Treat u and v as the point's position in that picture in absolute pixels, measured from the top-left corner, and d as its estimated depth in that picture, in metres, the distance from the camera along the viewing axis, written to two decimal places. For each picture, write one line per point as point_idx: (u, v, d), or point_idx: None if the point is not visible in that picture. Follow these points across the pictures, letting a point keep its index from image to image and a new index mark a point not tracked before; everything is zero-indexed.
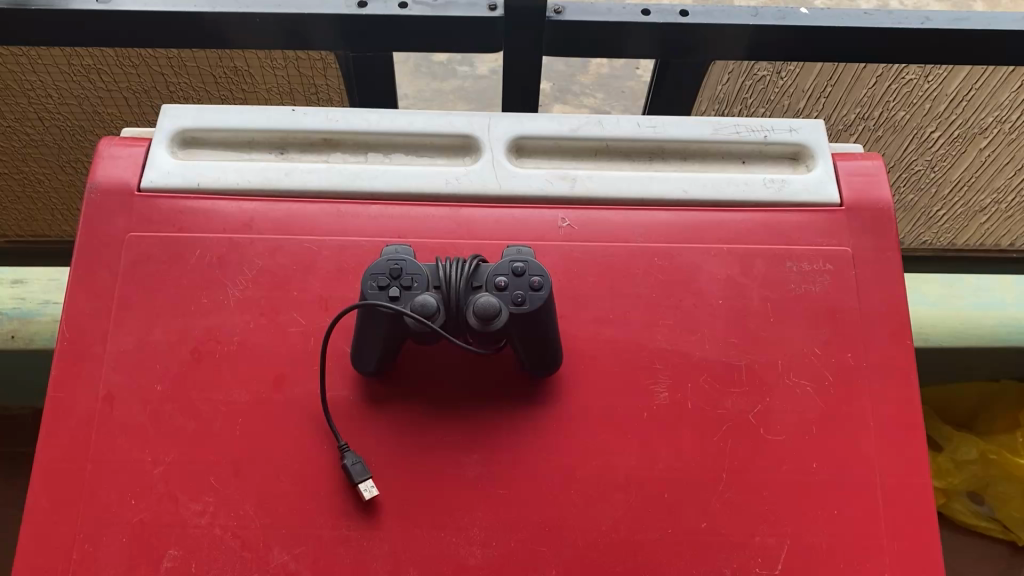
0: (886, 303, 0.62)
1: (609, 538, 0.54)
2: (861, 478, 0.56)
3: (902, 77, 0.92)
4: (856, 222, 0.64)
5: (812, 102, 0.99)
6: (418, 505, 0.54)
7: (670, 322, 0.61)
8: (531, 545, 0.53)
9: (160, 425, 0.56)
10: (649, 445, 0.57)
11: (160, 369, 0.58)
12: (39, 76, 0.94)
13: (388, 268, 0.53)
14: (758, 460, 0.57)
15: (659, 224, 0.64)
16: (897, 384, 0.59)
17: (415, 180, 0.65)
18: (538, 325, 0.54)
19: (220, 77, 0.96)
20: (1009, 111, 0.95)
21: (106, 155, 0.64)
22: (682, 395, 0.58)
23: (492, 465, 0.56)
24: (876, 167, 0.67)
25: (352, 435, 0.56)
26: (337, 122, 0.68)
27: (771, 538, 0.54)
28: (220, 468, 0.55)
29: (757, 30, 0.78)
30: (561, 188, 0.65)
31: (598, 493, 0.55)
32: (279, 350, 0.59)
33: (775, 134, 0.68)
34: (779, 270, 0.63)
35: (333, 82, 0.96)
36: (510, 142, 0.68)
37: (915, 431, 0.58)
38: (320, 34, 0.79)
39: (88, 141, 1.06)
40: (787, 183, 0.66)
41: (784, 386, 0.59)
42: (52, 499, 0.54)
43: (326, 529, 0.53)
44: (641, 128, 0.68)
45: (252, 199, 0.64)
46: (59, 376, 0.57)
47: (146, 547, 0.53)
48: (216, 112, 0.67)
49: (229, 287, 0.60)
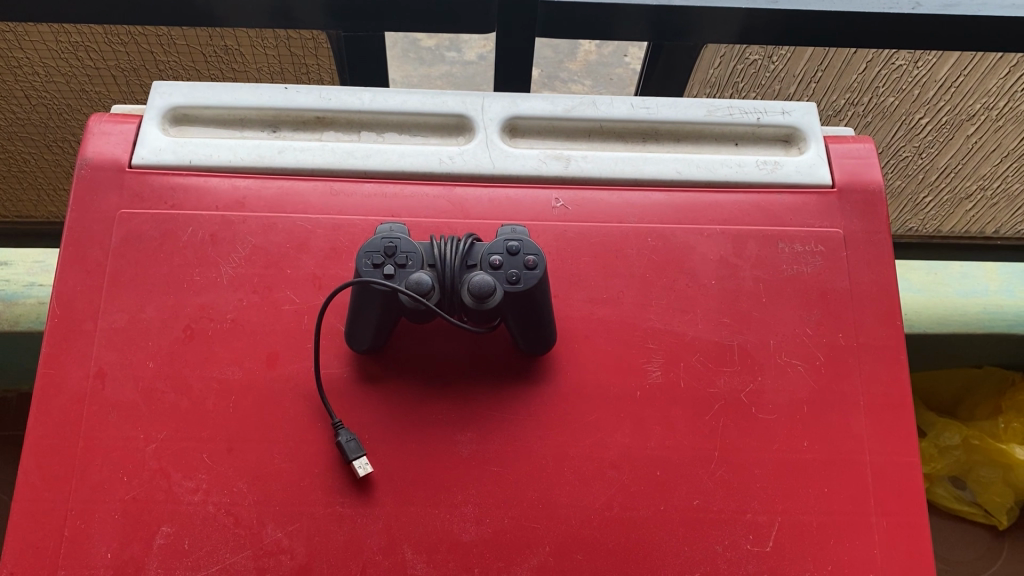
0: (876, 285, 0.62)
1: (602, 515, 0.54)
2: (850, 457, 0.57)
3: (891, 62, 0.93)
4: (847, 205, 0.65)
5: (803, 87, 0.99)
6: (412, 483, 0.54)
7: (664, 301, 0.61)
8: (525, 522, 0.54)
9: (153, 402, 0.56)
10: (642, 423, 0.57)
11: (153, 346, 0.58)
12: (26, 53, 0.93)
13: (382, 246, 0.53)
14: (750, 439, 0.57)
15: (653, 204, 0.64)
16: (887, 365, 0.60)
17: (409, 159, 0.65)
18: (533, 303, 0.54)
19: (210, 55, 0.95)
20: (997, 97, 0.95)
21: (97, 131, 0.64)
22: (675, 374, 0.59)
23: (485, 443, 0.56)
24: (866, 150, 0.67)
25: (346, 414, 0.56)
26: (331, 101, 0.67)
27: (762, 516, 0.55)
28: (213, 445, 0.55)
29: (749, 14, 0.78)
30: (555, 168, 0.65)
31: (592, 472, 0.55)
32: (273, 328, 0.59)
33: (768, 116, 0.69)
34: (771, 251, 0.63)
35: (324, 63, 0.95)
36: (504, 122, 0.68)
37: (905, 412, 0.59)
38: (312, 13, 0.79)
39: (75, 121, 1.05)
40: (779, 165, 0.66)
41: (776, 365, 0.60)
42: (44, 475, 0.54)
43: (320, 507, 0.53)
44: (635, 109, 0.68)
45: (244, 176, 0.63)
46: (50, 352, 0.57)
47: (139, 524, 0.53)
48: (207, 90, 0.67)
49: (222, 265, 0.60)
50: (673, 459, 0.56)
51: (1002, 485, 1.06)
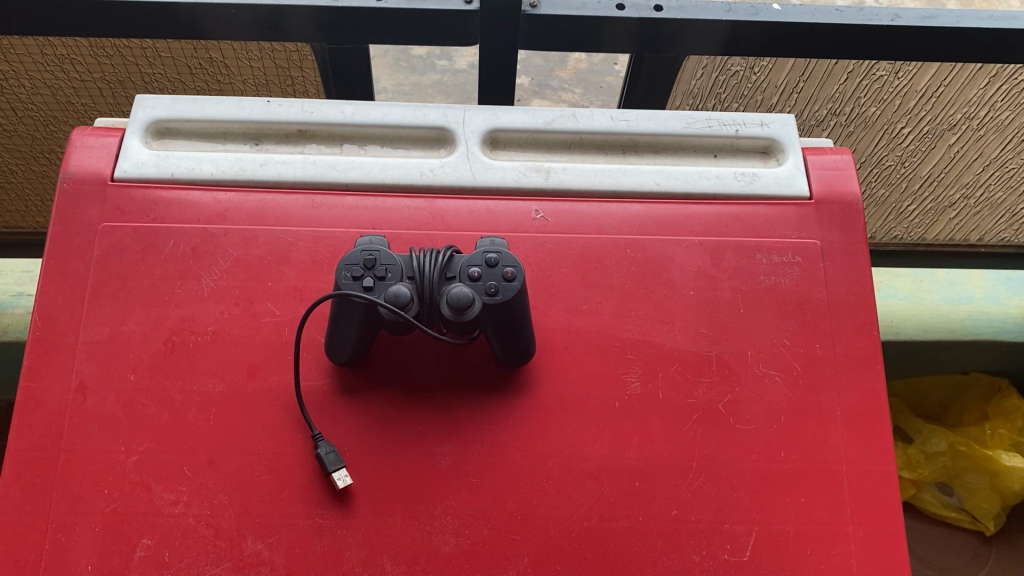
0: (853, 296, 0.63)
1: (581, 525, 0.55)
2: (827, 467, 0.57)
3: (872, 73, 0.94)
4: (825, 216, 0.65)
5: (785, 97, 1.00)
6: (391, 495, 0.55)
7: (643, 312, 0.62)
8: (504, 533, 0.54)
9: (135, 415, 0.56)
10: (621, 434, 0.58)
11: (134, 359, 0.58)
12: (13, 66, 0.93)
13: (362, 258, 0.54)
14: (728, 450, 0.57)
15: (632, 216, 0.65)
16: (864, 374, 0.61)
17: (390, 172, 0.65)
18: (511, 315, 0.54)
19: (195, 67, 0.96)
20: (978, 107, 0.96)
21: (79, 145, 0.64)
22: (654, 385, 0.59)
23: (465, 455, 0.56)
24: (844, 162, 0.68)
25: (326, 425, 0.57)
26: (313, 114, 0.68)
27: (740, 525, 0.55)
28: (194, 458, 0.55)
29: (731, 26, 0.79)
30: (535, 180, 0.66)
31: (571, 482, 0.56)
32: (254, 341, 0.59)
33: (747, 128, 0.69)
34: (749, 262, 0.64)
35: (309, 74, 0.96)
36: (485, 134, 0.68)
37: (881, 421, 0.59)
38: (299, 26, 0.79)
39: (62, 132, 1.05)
40: (757, 177, 0.67)
41: (754, 375, 0.60)
42: (26, 489, 0.54)
43: (300, 518, 0.54)
44: (614, 121, 0.69)
45: (226, 190, 0.64)
46: (32, 365, 0.57)
47: (119, 536, 0.53)
48: (189, 103, 0.67)
49: (204, 277, 0.61)
50: (652, 469, 0.57)
51: (989, 491, 1.06)
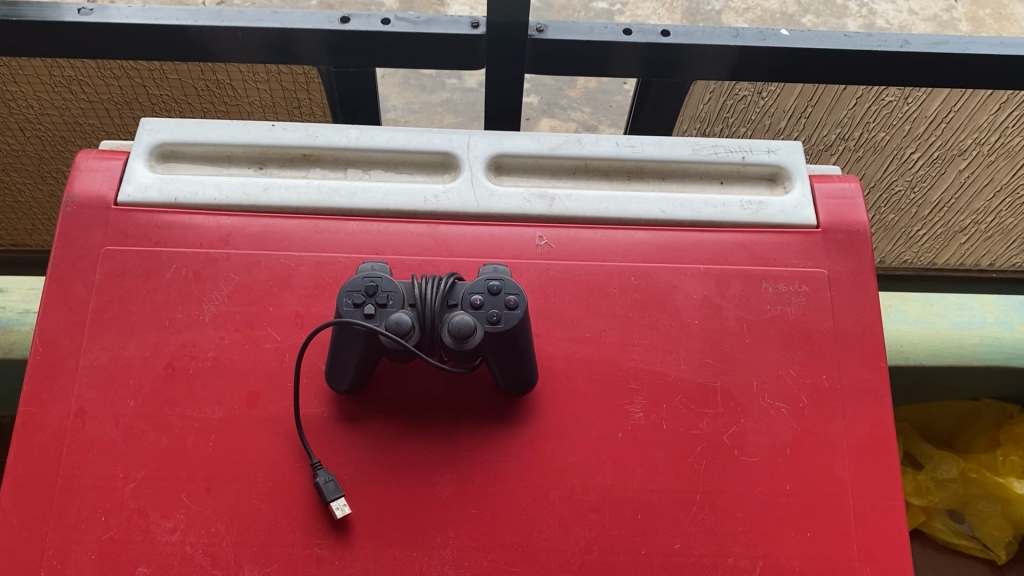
0: (861, 326, 0.62)
1: (582, 558, 0.54)
2: (834, 500, 0.56)
3: (882, 98, 0.93)
4: (832, 245, 0.65)
5: (793, 122, 0.99)
6: (391, 524, 0.54)
7: (647, 341, 0.61)
8: (504, 566, 0.53)
9: (133, 441, 0.56)
10: (625, 464, 0.57)
11: (134, 385, 0.58)
12: (20, 87, 0.93)
13: (364, 285, 0.53)
14: (733, 482, 0.57)
15: (637, 243, 0.64)
16: (871, 407, 0.60)
17: (393, 198, 0.65)
18: (513, 343, 0.54)
19: (202, 89, 0.96)
20: (988, 133, 0.96)
21: (83, 168, 0.64)
22: (658, 415, 0.58)
23: (465, 484, 0.56)
24: (852, 190, 0.67)
25: (326, 453, 0.56)
26: (318, 138, 0.68)
27: (744, 560, 0.54)
28: (191, 485, 0.55)
29: (738, 51, 0.79)
30: (539, 207, 0.65)
31: (571, 514, 0.55)
32: (254, 366, 0.59)
33: (753, 155, 0.69)
34: (756, 291, 0.63)
35: (316, 96, 0.96)
36: (489, 160, 0.68)
37: (888, 455, 0.58)
38: (307, 49, 0.79)
39: (69, 151, 1.05)
40: (764, 205, 0.66)
41: (760, 407, 0.59)
42: (23, 514, 0.54)
43: (298, 548, 0.53)
44: (619, 147, 0.69)
45: (229, 214, 0.64)
46: (31, 389, 0.57)
47: (115, 564, 0.52)
48: (195, 126, 0.67)
49: (205, 302, 0.60)
50: (656, 502, 0.56)
51: (1001, 519, 1.05)
